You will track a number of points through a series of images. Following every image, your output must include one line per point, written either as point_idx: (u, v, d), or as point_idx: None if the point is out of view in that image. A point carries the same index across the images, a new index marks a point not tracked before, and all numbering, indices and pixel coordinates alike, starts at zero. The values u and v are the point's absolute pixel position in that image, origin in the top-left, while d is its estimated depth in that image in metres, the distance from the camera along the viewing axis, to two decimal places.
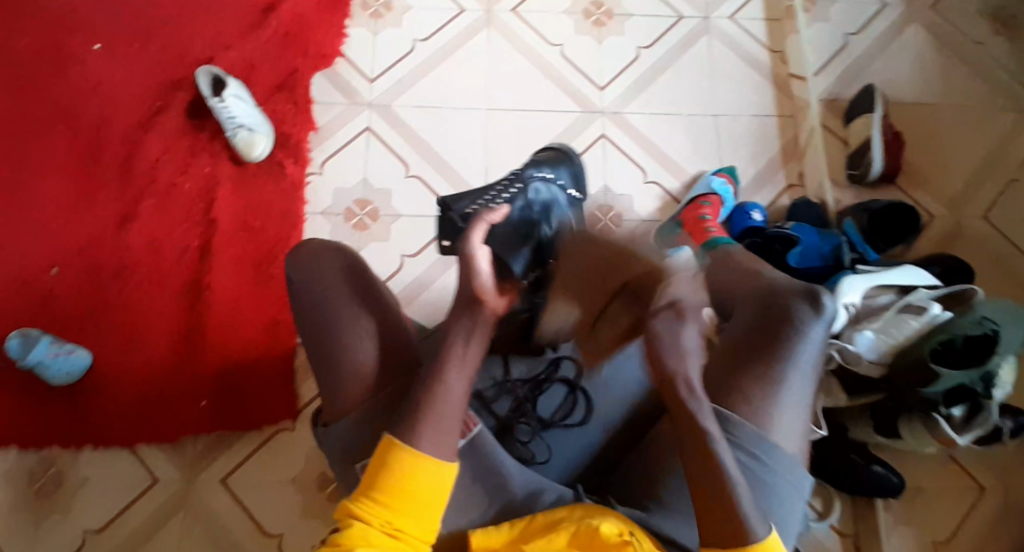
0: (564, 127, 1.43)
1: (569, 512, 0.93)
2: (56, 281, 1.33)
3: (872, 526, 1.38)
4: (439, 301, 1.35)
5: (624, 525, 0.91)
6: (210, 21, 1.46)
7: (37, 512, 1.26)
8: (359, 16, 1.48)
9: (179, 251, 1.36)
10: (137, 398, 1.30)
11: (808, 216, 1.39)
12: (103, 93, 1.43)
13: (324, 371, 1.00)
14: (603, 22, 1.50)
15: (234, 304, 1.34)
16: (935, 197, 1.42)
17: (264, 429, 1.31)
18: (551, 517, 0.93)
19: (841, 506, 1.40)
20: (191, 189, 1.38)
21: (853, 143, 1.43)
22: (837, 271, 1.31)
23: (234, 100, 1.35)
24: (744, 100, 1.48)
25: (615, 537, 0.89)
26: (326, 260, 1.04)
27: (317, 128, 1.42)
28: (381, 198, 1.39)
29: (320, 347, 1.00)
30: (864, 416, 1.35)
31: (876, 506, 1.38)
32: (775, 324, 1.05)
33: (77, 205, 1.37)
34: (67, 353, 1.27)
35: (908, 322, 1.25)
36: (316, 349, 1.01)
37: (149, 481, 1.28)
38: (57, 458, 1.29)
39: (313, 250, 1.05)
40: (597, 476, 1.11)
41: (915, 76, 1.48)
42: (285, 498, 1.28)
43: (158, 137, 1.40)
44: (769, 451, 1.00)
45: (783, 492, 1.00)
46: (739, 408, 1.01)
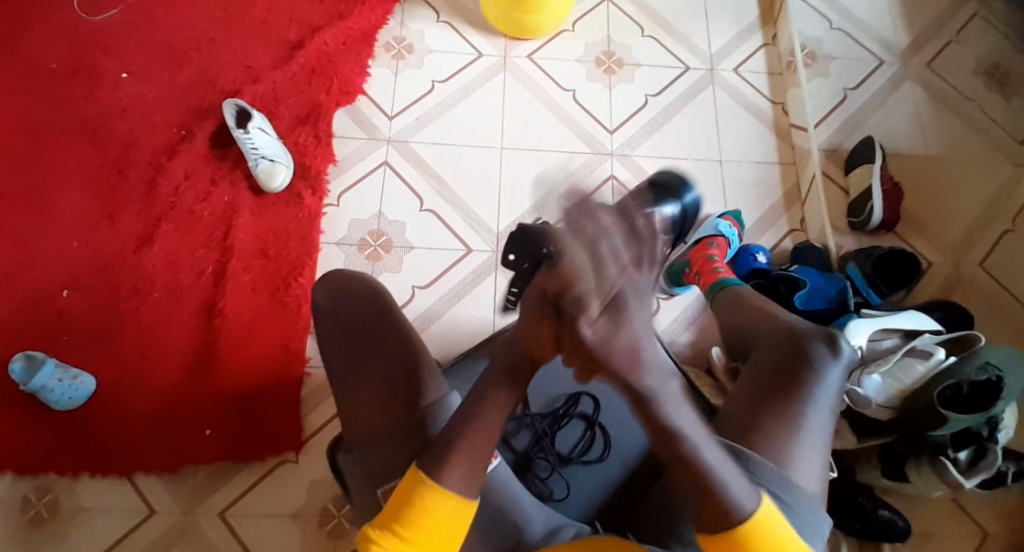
0: (575, 168, 1.48)
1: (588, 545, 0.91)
2: (70, 302, 1.34)
3: None
4: (451, 333, 1.36)
5: None
6: (237, 55, 1.51)
7: (30, 542, 1.23)
8: (381, 56, 1.54)
9: (194, 276, 1.37)
10: (141, 421, 1.29)
11: (812, 260, 1.43)
12: (129, 120, 1.46)
13: (345, 393, 1.02)
14: (614, 70, 1.56)
15: (245, 330, 1.34)
16: (933, 245, 1.47)
17: (267, 459, 1.29)
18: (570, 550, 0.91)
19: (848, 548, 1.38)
20: (210, 216, 1.40)
21: (853, 192, 1.48)
22: (842, 314, 1.33)
23: (258, 132, 1.38)
24: (747, 148, 1.53)
25: None
26: (355, 292, 1.09)
27: (336, 161, 1.46)
28: (395, 230, 1.42)
29: (344, 364, 1.03)
30: (873, 459, 1.35)
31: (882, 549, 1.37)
32: (794, 366, 1.08)
33: (97, 228, 1.39)
34: (71, 379, 1.26)
35: (914, 366, 1.28)
36: (342, 368, 1.03)
37: (145, 514, 1.25)
38: (54, 484, 1.26)
39: (345, 280, 1.10)
40: (617, 511, 1.09)
41: (912, 130, 1.55)
42: (284, 533, 1.25)
43: (179, 163, 1.43)
44: (791, 490, 1.01)
45: (803, 532, 1.00)
46: (759, 448, 1.03)
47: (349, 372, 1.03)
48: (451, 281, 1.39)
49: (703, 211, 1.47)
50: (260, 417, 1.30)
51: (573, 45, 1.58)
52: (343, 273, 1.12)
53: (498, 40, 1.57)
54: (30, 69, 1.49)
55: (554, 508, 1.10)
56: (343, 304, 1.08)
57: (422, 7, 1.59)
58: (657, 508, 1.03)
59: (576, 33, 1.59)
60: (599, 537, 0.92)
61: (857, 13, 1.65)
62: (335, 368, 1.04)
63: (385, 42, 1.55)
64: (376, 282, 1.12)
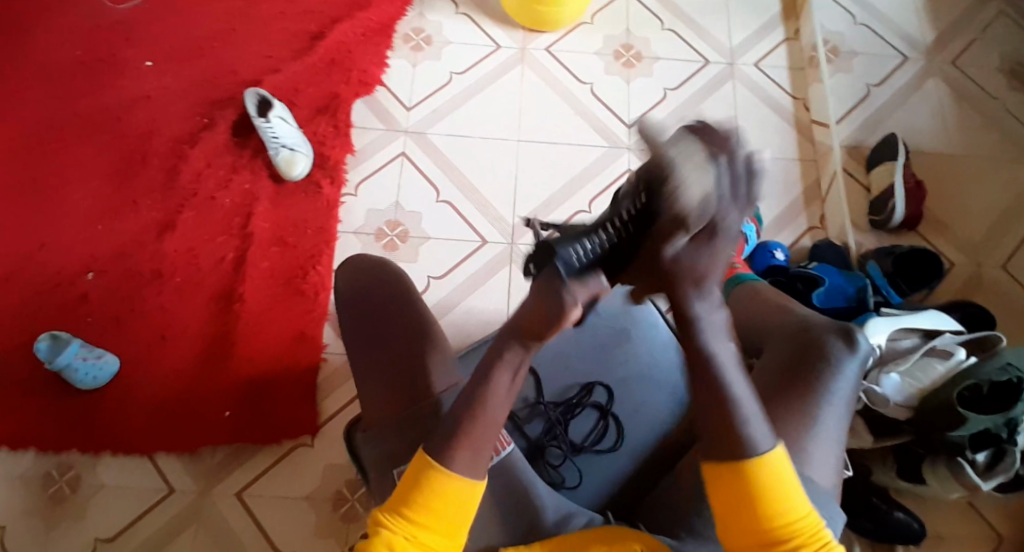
0: (592, 161, 1.48)
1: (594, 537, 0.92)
2: (92, 286, 1.37)
3: None
4: (464, 324, 1.36)
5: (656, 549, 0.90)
6: (258, 46, 1.53)
7: (52, 519, 1.26)
8: (399, 48, 1.55)
9: (214, 262, 1.39)
10: (159, 404, 1.31)
11: (831, 257, 1.41)
12: (152, 108, 1.49)
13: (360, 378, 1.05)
14: (633, 64, 1.56)
15: (263, 317, 1.36)
16: (955, 246, 1.45)
17: (284, 442, 1.31)
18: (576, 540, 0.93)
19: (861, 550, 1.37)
20: (229, 203, 1.42)
21: (875, 190, 1.46)
22: (861, 312, 1.31)
23: (279, 121, 1.39)
24: (766, 143, 1.52)
25: None
26: (374, 277, 1.10)
27: (355, 151, 1.47)
28: (411, 220, 1.43)
29: (360, 349, 1.05)
30: (887, 460, 1.34)
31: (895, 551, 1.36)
32: (810, 360, 1.07)
33: (120, 214, 1.42)
34: (96, 359, 1.28)
35: (934, 366, 1.25)
36: (358, 353, 1.05)
37: (164, 493, 1.28)
38: (75, 462, 1.29)
39: (371, 267, 1.11)
40: (626, 503, 1.09)
41: (935, 127, 1.52)
42: (299, 515, 1.27)
43: (200, 152, 1.45)
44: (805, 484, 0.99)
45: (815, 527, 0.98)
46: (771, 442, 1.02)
47: (363, 358, 1.05)
48: (467, 272, 1.40)
49: None
50: (275, 402, 1.32)
51: (592, 38, 1.58)
52: (362, 258, 1.14)
53: (517, 33, 1.57)
54: (56, 58, 1.52)
55: (565, 496, 1.10)
56: (368, 291, 1.09)
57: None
58: (666, 502, 1.02)
59: (594, 26, 1.59)
60: (606, 529, 0.93)
61: (881, 8, 1.63)
62: (354, 354, 1.06)
63: (404, 33, 1.56)
64: (394, 268, 1.13)
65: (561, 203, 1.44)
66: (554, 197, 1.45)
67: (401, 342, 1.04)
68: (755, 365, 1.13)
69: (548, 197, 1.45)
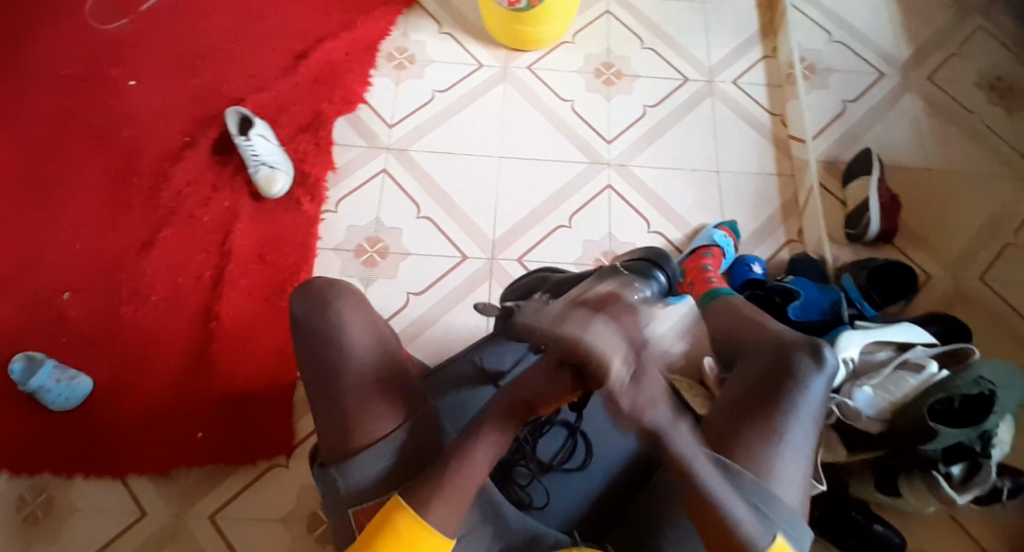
0: (571, 178, 1.49)
1: None
2: (71, 303, 1.38)
3: None
4: (442, 340, 1.37)
5: None
6: (243, 64, 1.55)
7: (24, 540, 1.26)
8: (383, 67, 1.56)
9: (193, 280, 1.40)
10: (137, 420, 1.31)
11: (807, 271, 1.43)
12: (135, 126, 1.50)
13: (325, 401, 1.02)
14: (613, 82, 1.58)
15: (240, 334, 1.37)
16: (932, 258, 1.46)
17: (259, 462, 1.31)
18: None
19: None
20: (210, 220, 1.43)
21: (850, 205, 1.47)
22: (835, 326, 1.33)
23: (259, 138, 1.42)
24: (744, 158, 1.54)
25: None
26: (332, 297, 1.05)
27: (336, 168, 1.48)
28: (392, 236, 1.44)
29: (319, 371, 1.02)
30: (864, 473, 1.34)
31: None
32: (778, 376, 1.08)
33: (101, 230, 1.42)
34: (69, 380, 1.29)
35: (906, 380, 1.26)
36: (323, 379, 1.02)
37: (138, 515, 1.27)
38: (48, 484, 1.29)
39: (326, 292, 1.05)
40: (594, 527, 1.10)
41: (912, 142, 1.54)
42: (274, 536, 1.27)
43: (182, 169, 1.46)
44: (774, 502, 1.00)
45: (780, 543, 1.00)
46: (741, 460, 1.03)
47: (330, 376, 1.02)
48: (446, 288, 1.40)
49: (699, 222, 1.48)
50: (253, 419, 1.32)
51: (573, 57, 1.60)
52: (321, 279, 1.09)
53: (499, 52, 1.59)
54: (42, 75, 1.53)
55: (534, 516, 1.10)
56: (329, 316, 1.04)
57: (424, 19, 1.61)
58: (641, 516, 1.05)
59: (575, 45, 1.61)
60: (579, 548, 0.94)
61: (858, 26, 1.65)
62: (318, 377, 1.02)
63: (388, 52, 1.57)
64: (349, 287, 1.08)
65: (541, 220, 1.46)
66: (534, 212, 1.46)
67: (369, 361, 1.03)
68: (727, 380, 1.13)
69: (527, 213, 1.46)
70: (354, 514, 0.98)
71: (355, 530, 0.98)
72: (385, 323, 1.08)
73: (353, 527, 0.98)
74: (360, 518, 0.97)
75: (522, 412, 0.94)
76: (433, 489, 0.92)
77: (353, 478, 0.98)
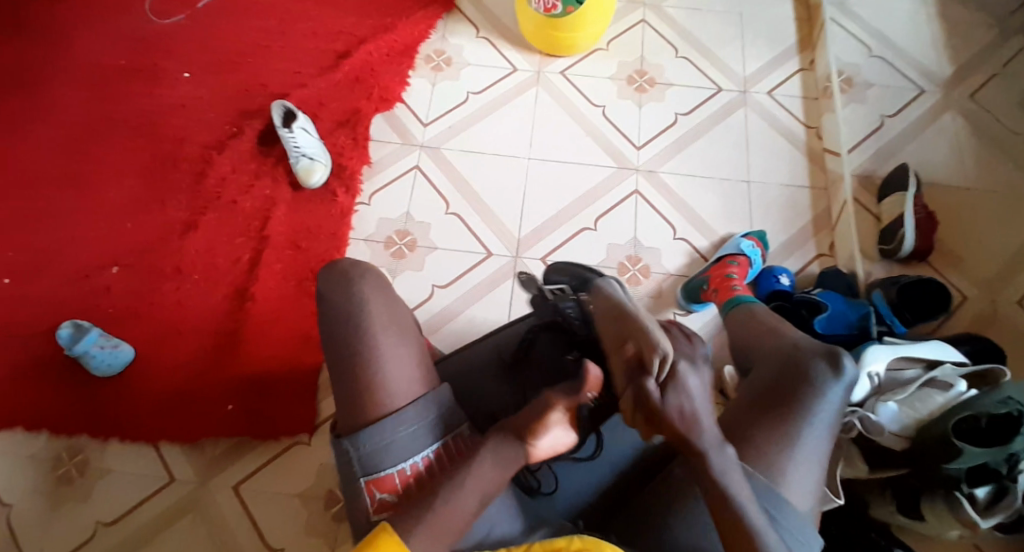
0: (600, 181, 1.51)
1: (567, 542, 0.93)
2: (115, 278, 1.46)
3: None
4: (464, 333, 1.41)
5: None
6: (289, 61, 1.62)
7: (60, 498, 1.35)
8: (421, 69, 1.61)
9: (231, 262, 1.47)
10: (172, 392, 1.40)
11: (837, 284, 1.41)
12: (185, 115, 1.58)
13: (341, 373, 1.04)
14: (645, 89, 1.60)
15: (273, 316, 1.44)
16: (968, 278, 1.42)
17: (281, 440, 1.38)
18: (548, 545, 0.94)
19: None
20: (249, 207, 1.50)
21: (885, 220, 1.45)
22: (862, 340, 1.32)
23: (301, 131, 1.47)
24: (777, 169, 1.53)
25: None
26: (356, 278, 1.09)
27: (371, 163, 1.53)
28: (419, 229, 1.48)
29: (336, 346, 1.06)
30: (886, 495, 1.30)
31: None
32: (793, 382, 1.06)
33: (148, 211, 1.50)
34: (112, 347, 1.38)
35: (933, 397, 1.24)
36: (340, 358, 1.05)
37: (165, 481, 1.36)
38: (85, 446, 1.38)
39: (349, 274, 1.08)
40: (601, 514, 1.11)
41: (950, 159, 1.51)
42: (291, 512, 1.34)
43: (226, 157, 1.54)
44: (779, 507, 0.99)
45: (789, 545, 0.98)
46: (751, 461, 1.02)
47: (344, 353, 1.04)
48: (469, 284, 1.44)
49: (727, 231, 1.48)
50: (277, 397, 1.39)
51: (606, 64, 1.62)
52: (345, 260, 1.13)
53: (534, 57, 1.63)
54: (104, 64, 1.63)
55: (541, 502, 1.09)
56: (350, 291, 1.07)
57: (463, 24, 1.66)
58: (651, 504, 1.06)
59: (609, 52, 1.63)
60: (579, 536, 0.94)
61: (899, 42, 1.63)
62: (333, 353, 1.05)
63: (426, 54, 1.63)
64: (374, 268, 1.12)
65: (567, 221, 1.48)
66: (559, 215, 1.48)
67: (391, 340, 1.05)
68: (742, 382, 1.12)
69: (553, 214, 1.48)
70: (367, 482, 1.01)
71: (369, 500, 1.01)
72: (408, 308, 1.11)
73: (365, 494, 1.01)
74: (373, 487, 1.00)
75: (510, 444, 0.98)
76: (420, 515, 0.93)
77: (366, 451, 1.00)
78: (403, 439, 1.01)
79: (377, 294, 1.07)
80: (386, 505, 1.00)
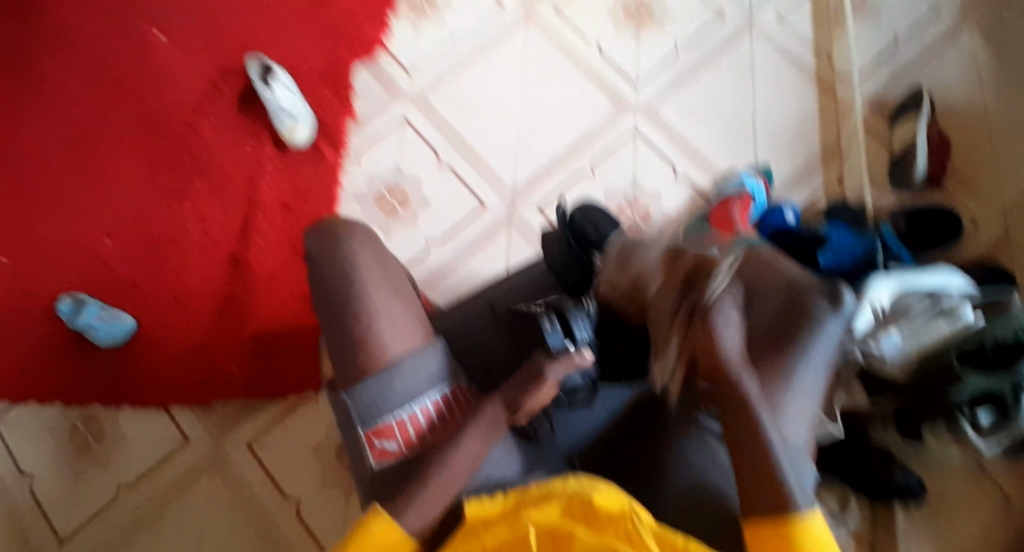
0: (598, 123, 1.44)
1: (564, 483, 0.81)
2: (111, 250, 1.45)
3: (887, 530, 1.27)
4: (462, 287, 1.38)
5: (625, 498, 0.80)
6: (264, 11, 1.54)
7: (81, 465, 1.38)
8: (402, 7, 1.52)
9: (223, 226, 1.45)
10: (180, 358, 1.41)
11: (842, 216, 1.34)
12: (162, 76, 1.52)
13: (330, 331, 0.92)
14: (642, 21, 1.50)
15: (270, 279, 1.43)
16: (983, 205, 1.36)
17: (287, 397, 1.39)
18: (544, 486, 0.81)
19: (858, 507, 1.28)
20: (236, 170, 1.47)
21: (896, 146, 1.38)
22: (867, 270, 1.25)
23: (281, 88, 1.41)
24: (785, 99, 1.45)
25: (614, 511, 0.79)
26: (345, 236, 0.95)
27: (355, 116, 1.47)
28: (411, 184, 1.43)
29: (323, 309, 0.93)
30: (888, 421, 1.27)
31: (894, 509, 1.27)
32: (788, 319, 0.89)
33: (135, 178, 1.47)
34: (113, 318, 1.39)
35: (937, 325, 1.14)
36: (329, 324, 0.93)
37: (181, 443, 1.39)
38: (99, 413, 1.41)
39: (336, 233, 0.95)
40: (603, 459, 0.98)
41: (967, 83, 1.42)
42: (305, 465, 1.37)
43: (209, 118, 1.49)
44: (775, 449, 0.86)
45: None
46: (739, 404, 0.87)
47: (334, 310, 0.92)
48: (465, 237, 1.40)
49: (729, 166, 1.41)
50: (281, 357, 1.40)
51: None
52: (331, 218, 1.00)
53: None
54: (72, 22, 1.55)
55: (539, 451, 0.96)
56: (335, 250, 0.94)
57: None
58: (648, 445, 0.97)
59: None
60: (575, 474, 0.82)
61: None
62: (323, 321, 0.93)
63: None
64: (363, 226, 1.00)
65: (562, 167, 1.42)
66: (554, 161, 1.42)
67: (387, 300, 0.92)
68: None
69: (548, 162, 1.43)
70: (366, 435, 0.89)
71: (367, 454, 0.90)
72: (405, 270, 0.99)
73: (364, 447, 0.90)
74: (371, 440, 0.89)
75: (501, 420, 0.88)
76: (411, 484, 0.84)
77: (362, 405, 0.88)
78: (398, 394, 0.89)
79: (368, 251, 0.94)
80: (387, 455, 0.89)
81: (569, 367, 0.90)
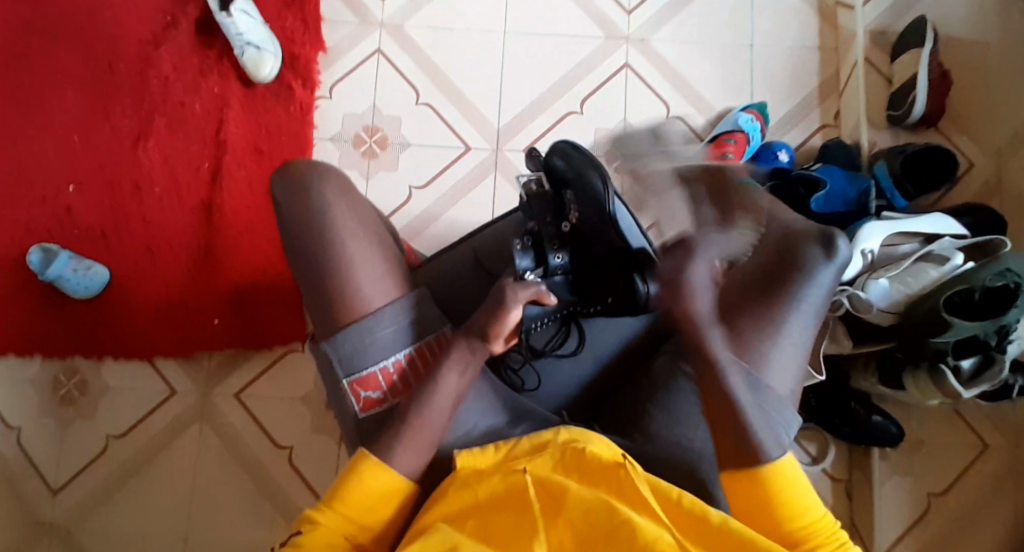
0: (587, 55, 1.36)
1: (555, 433, 0.84)
2: (75, 198, 1.36)
3: (865, 475, 1.28)
4: (446, 236, 1.32)
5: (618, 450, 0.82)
6: None
7: (66, 419, 1.33)
8: None
9: (192, 169, 1.36)
10: (160, 307, 1.34)
11: (838, 158, 1.29)
12: (114, 7, 1.40)
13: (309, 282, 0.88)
14: None
15: (246, 227, 1.36)
16: (979, 143, 1.32)
17: (274, 349, 1.35)
18: (536, 438, 0.84)
19: (836, 451, 1.30)
20: (201, 109, 1.37)
21: (896, 82, 1.32)
22: (862, 216, 1.21)
23: (241, 15, 1.29)
24: (783, 28, 1.37)
25: (607, 458, 0.81)
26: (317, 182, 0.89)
27: (327, 49, 1.39)
28: (390, 125, 1.36)
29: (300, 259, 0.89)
30: (869, 366, 1.25)
31: (872, 455, 1.27)
32: (783, 265, 0.89)
33: (93, 120, 1.37)
34: (86, 270, 1.31)
35: (926, 272, 1.15)
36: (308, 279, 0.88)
37: (168, 394, 1.34)
38: (81, 366, 1.35)
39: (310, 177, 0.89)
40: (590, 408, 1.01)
41: (972, 11, 1.36)
42: (294, 413, 1.33)
43: (168, 52, 1.38)
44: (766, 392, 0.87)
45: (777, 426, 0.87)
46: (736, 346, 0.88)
47: (309, 270, 0.88)
48: (449, 181, 1.34)
49: (725, 106, 1.35)
50: (262, 308, 1.34)
51: None
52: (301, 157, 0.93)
53: None
54: None
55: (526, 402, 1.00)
56: (309, 198, 0.88)
57: None
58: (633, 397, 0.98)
59: None
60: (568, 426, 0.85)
61: None
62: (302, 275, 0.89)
63: None
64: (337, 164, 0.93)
65: (549, 106, 1.35)
66: (541, 99, 1.35)
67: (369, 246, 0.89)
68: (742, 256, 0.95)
69: (534, 99, 1.35)
70: (350, 384, 0.87)
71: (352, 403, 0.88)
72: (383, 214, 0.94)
73: (349, 396, 0.88)
74: (357, 387, 0.87)
75: (478, 349, 0.86)
76: (395, 431, 0.83)
77: (345, 353, 0.86)
78: (383, 341, 0.87)
79: (343, 197, 0.89)
80: (373, 403, 0.88)
81: (532, 293, 0.87)
